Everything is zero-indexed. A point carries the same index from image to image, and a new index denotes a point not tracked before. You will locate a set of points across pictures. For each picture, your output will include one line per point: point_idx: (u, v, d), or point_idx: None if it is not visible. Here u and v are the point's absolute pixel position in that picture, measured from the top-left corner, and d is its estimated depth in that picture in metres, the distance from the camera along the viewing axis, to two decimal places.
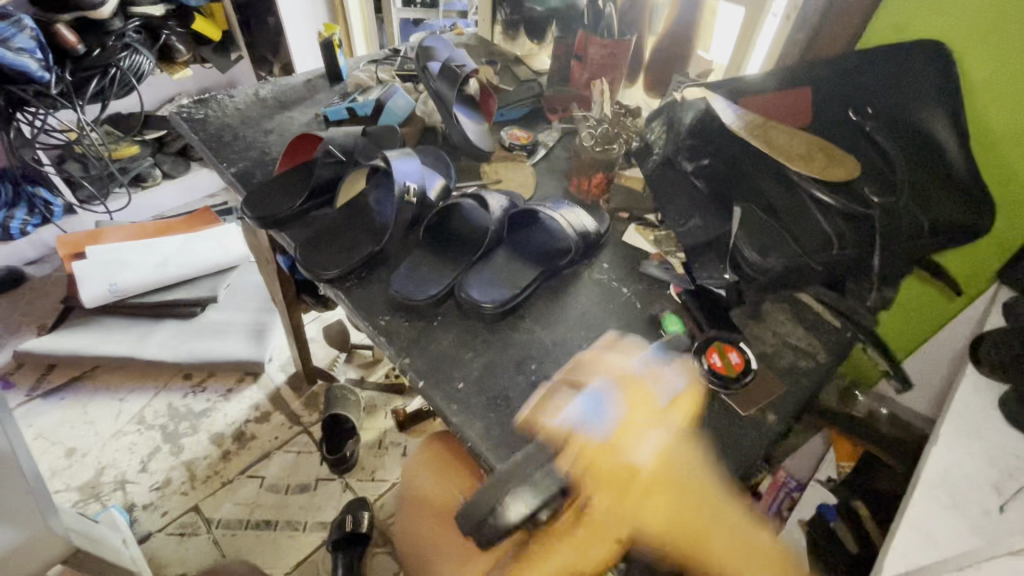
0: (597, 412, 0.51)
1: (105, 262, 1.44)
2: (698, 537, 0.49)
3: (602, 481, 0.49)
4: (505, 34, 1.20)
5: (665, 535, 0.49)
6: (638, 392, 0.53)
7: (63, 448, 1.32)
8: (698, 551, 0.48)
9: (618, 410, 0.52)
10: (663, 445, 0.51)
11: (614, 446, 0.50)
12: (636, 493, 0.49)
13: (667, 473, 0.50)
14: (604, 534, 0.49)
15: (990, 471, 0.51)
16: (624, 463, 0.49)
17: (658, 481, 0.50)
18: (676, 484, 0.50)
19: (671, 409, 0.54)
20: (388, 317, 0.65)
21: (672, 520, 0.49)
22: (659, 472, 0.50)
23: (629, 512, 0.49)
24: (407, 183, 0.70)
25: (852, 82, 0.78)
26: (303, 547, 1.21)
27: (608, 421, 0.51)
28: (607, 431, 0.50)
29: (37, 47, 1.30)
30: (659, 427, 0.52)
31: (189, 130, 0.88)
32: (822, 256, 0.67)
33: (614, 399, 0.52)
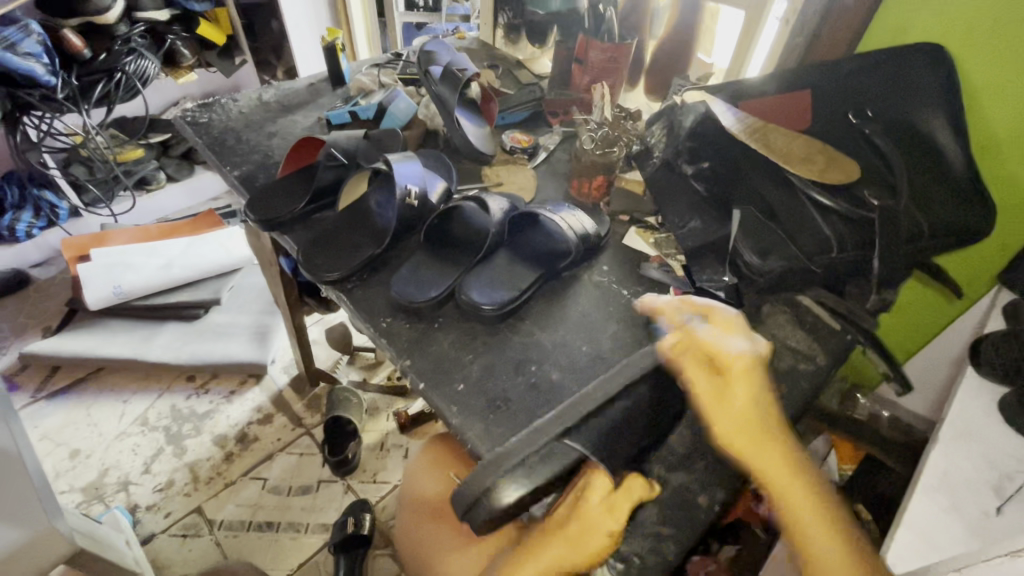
0: (703, 314, 0.57)
1: (110, 264, 1.45)
2: (767, 451, 0.50)
3: (695, 362, 0.53)
4: (506, 38, 1.21)
5: (738, 431, 0.51)
6: (734, 314, 0.58)
7: (67, 449, 1.33)
8: (765, 464, 0.49)
9: (719, 317, 0.56)
10: (752, 352, 0.54)
11: (717, 337, 0.54)
12: (722, 379, 0.52)
13: (756, 374, 0.53)
14: (597, 523, 0.48)
15: (990, 474, 0.51)
16: (716, 351, 0.53)
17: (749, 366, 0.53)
18: (754, 391, 0.52)
19: (756, 335, 0.57)
20: (389, 319, 0.66)
21: (749, 413, 0.51)
22: (751, 374, 0.53)
23: (709, 397, 0.52)
24: (408, 187, 0.71)
25: (850, 85, 0.78)
26: (305, 548, 1.22)
27: (711, 321, 0.56)
28: (711, 327, 0.55)
29: (43, 51, 1.33)
30: (747, 338, 0.55)
31: (193, 134, 0.89)
32: (821, 259, 0.67)
33: (719, 311, 0.57)
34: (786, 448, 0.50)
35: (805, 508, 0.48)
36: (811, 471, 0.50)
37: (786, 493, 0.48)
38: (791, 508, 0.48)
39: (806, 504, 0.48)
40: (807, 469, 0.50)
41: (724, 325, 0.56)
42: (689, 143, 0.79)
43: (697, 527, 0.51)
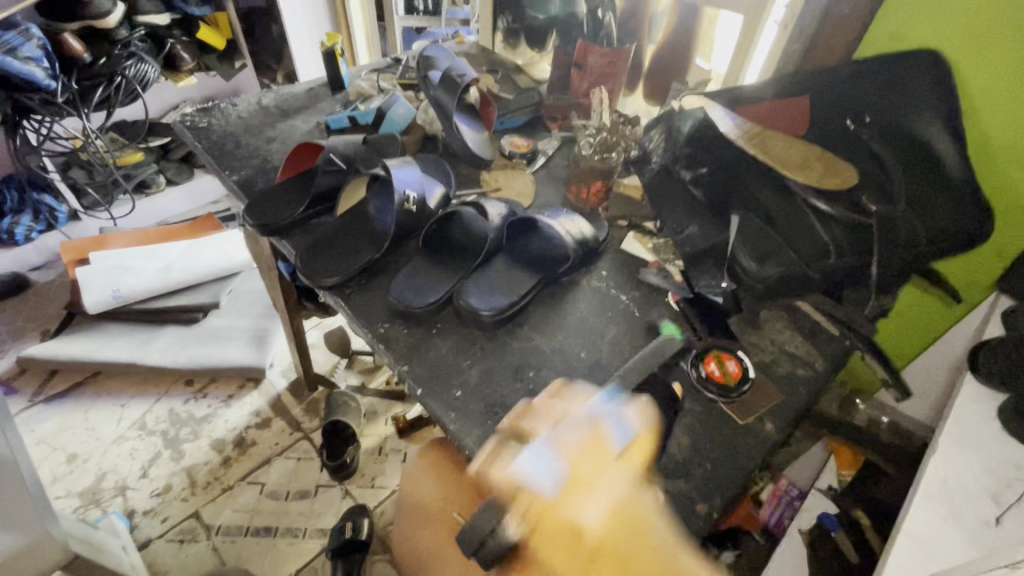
0: (547, 460, 0.44)
1: (108, 268, 1.45)
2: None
3: (552, 538, 0.43)
4: (506, 43, 1.22)
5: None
6: (593, 439, 0.45)
7: (64, 454, 1.32)
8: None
9: (566, 461, 0.44)
10: (616, 500, 0.44)
11: (563, 501, 0.43)
12: (584, 557, 0.42)
13: (623, 536, 0.43)
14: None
15: (988, 481, 0.51)
16: (570, 521, 0.43)
17: (610, 537, 0.43)
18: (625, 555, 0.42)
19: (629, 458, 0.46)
20: (387, 325, 0.65)
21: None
22: (616, 532, 0.43)
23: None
24: (407, 192, 0.71)
25: (852, 91, 0.78)
26: (303, 553, 1.21)
27: (558, 472, 0.44)
28: (558, 486, 0.43)
29: (43, 56, 1.33)
30: (611, 474, 0.45)
31: (193, 139, 0.89)
32: (820, 265, 0.66)
33: (565, 449, 0.45)
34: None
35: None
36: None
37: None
38: None
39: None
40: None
41: (578, 464, 0.44)
42: (687, 149, 0.78)
43: (696, 533, 0.51)
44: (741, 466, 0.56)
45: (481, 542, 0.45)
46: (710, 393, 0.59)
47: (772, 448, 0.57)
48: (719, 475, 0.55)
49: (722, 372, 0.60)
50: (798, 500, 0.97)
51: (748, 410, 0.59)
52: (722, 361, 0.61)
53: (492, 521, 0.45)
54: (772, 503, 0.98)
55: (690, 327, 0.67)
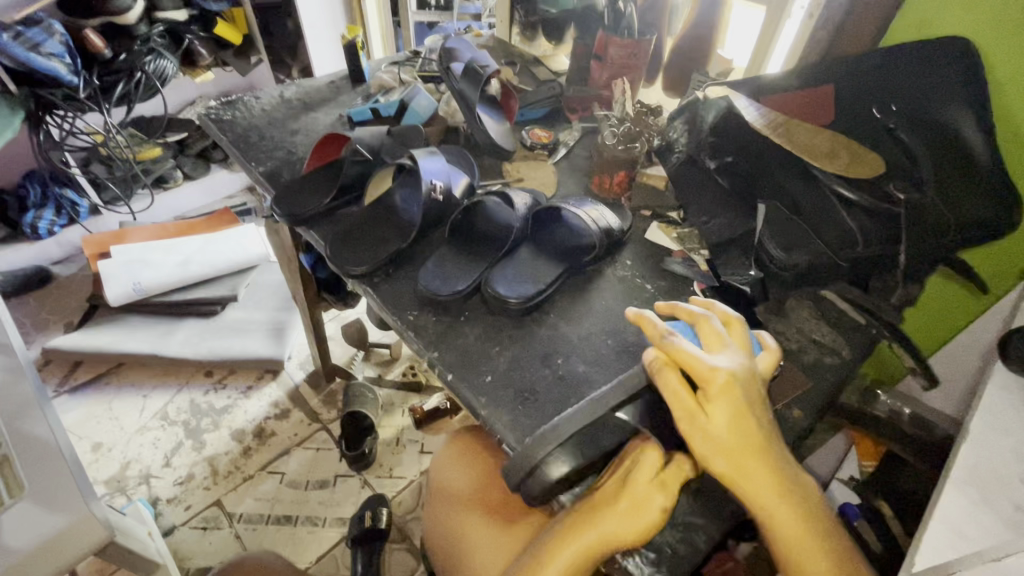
0: (688, 330, 0.52)
1: (130, 261, 1.48)
2: (760, 471, 0.45)
3: (678, 378, 0.48)
4: (523, 35, 1.21)
5: (727, 451, 0.46)
6: (728, 326, 0.54)
7: (90, 443, 1.35)
8: (753, 484, 0.45)
9: (703, 330, 0.53)
10: (739, 367, 0.49)
11: (698, 352, 0.49)
12: (710, 398, 0.47)
13: (742, 388, 0.48)
14: (647, 498, 0.46)
15: (1018, 466, 0.51)
16: (703, 366, 0.48)
17: (736, 390, 0.47)
18: (744, 402, 0.47)
19: (753, 354, 0.52)
20: (416, 312, 0.66)
21: (739, 425, 0.46)
22: (739, 389, 0.48)
23: (695, 417, 0.47)
24: (433, 182, 0.72)
25: (882, 80, 0.77)
26: (324, 541, 1.23)
27: (694, 337, 0.51)
28: (696, 341, 0.50)
29: (65, 51, 1.35)
30: (739, 354, 0.51)
31: (218, 132, 0.90)
32: (847, 253, 0.67)
33: (705, 326, 0.53)
34: (779, 461, 0.46)
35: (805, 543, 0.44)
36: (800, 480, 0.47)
37: (779, 522, 0.44)
38: (774, 525, 0.45)
39: (797, 528, 0.45)
40: (800, 481, 0.46)
41: (714, 341, 0.52)
42: (712, 139, 0.78)
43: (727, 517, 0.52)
44: None
45: (527, 474, 0.50)
46: None
47: (800, 436, 0.58)
48: None
49: None
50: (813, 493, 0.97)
51: (778, 396, 0.59)
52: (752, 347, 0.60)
53: (533, 456, 0.50)
54: None
55: None
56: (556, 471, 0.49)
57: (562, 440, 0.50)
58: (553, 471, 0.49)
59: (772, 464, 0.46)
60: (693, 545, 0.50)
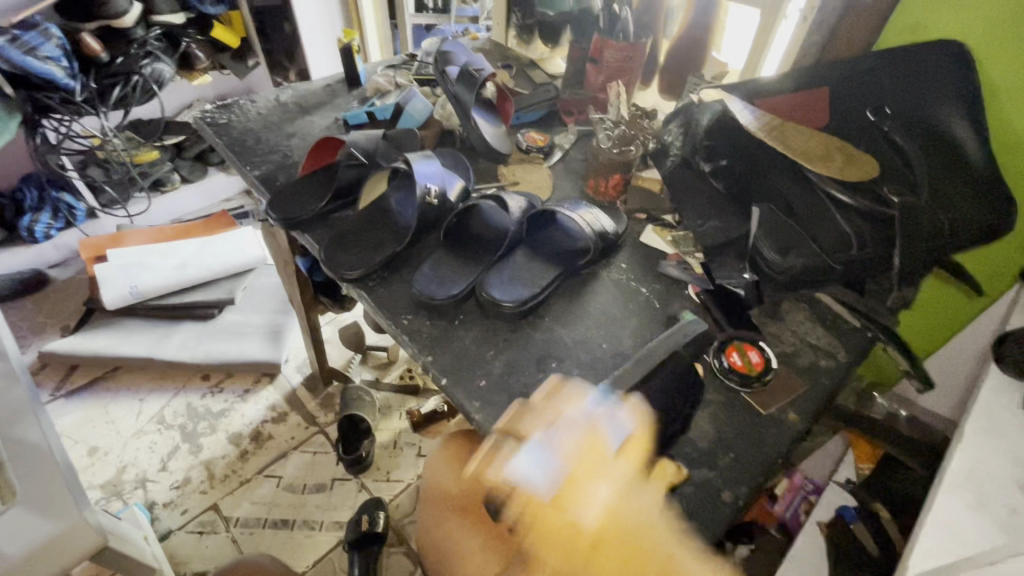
0: (545, 463, 0.48)
1: (127, 265, 1.47)
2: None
3: (541, 541, 0.46)
4: (519, 38, 1.22)
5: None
6: (588, 441, 0.49)
7: (86, 447, 1.35)
8: None
9: (563, 461, 0.48)
10: (610, 500, 0.46)
11: (558, 500, 0.46)
12: (581, 553, 0.45)
13: (612, 520, 0.46)
14: (639, 500, 0.49)
15: (1015, 470, 0.50)
16: (564, 522, 0.46)
17: (608, 528, 0.45)
18: (603, 547, 0.45)
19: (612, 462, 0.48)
20: (410, 316, 0.66)
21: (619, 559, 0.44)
22: (607, 532, 0.45)
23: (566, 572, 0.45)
24: (428, 186, 0.72)
25: (872, 85, 0.78)
26: (321, 545, 1.23)
27: (554, 475, 0.47)
28: (551, 488, 0.47)
29: (62, 55, 1.35)
30: (607, 479, 0.47)
31: (213, 135, 0.90)
32: (841, 256, 0.66)
33: (563, 451, 0.48)
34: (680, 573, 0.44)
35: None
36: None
37: None
38: None
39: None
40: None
41: (577, 467, 0.48)
42: (706, 142, 0.79)
43: (722, 522, 0.52)
44: (766, 458, 0.56)
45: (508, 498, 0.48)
46: (733, 384, 0.60)
47: (795, 440, 0.58)
48: (744, 463, 0.56)
49: (744, 362, 0.62)
50: (812, 495, 0.96)
51: (771, 400, 0.60)
52: (744, 352, 0.63)
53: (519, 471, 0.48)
54: (787, 498, 0.98)
55: (710, 317, 0.68)
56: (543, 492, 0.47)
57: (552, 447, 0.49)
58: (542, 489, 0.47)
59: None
60: None
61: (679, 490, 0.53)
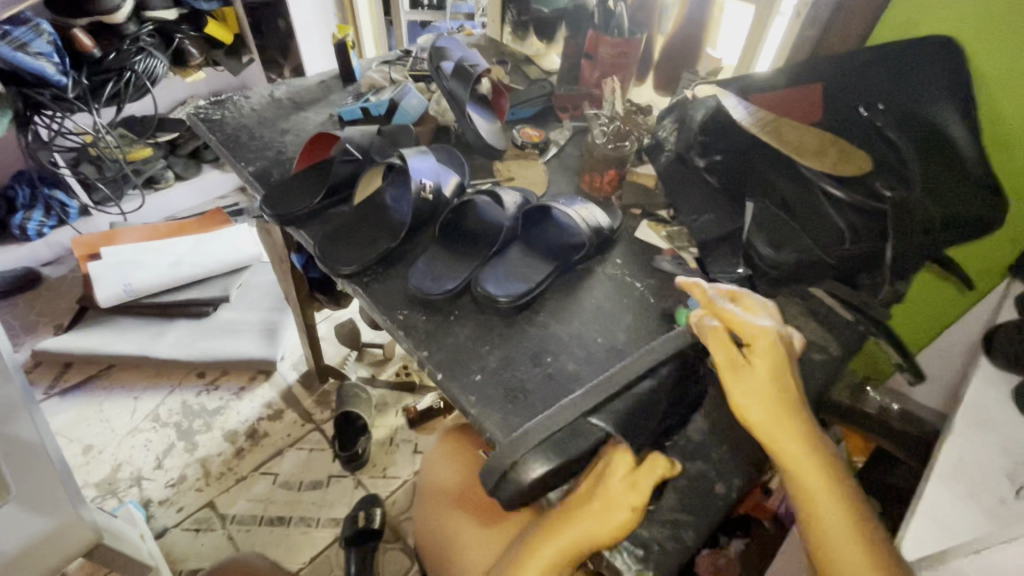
0: (734, 301, 0.56)
1: (121, 262, 1.47)
2: (788, 432, 0.48)
3: (723, 339, 0.51)
4: (514, 34, 1.22)
5: (760, 412, 0.48)
6: (771, 308, 0.56)
7: (80, 445, 1.34)
8: (791, 446, 0.47)
9: (752, 305, 0.55)
10: (784, 335, 0.52)
11: (749, 317, 0.52)
12: (753, 358, 0.50)
13: (784, 353, 0.50)
14: (619, 498, 0.46)
15: (1003, 461, 0.51)
16: (751, 328, 0.51)
17: (780, 354, 0.50)
18: (772, 370, 0.49)
19: (786, 324, 0.55)
20: (406, 312, 0.66)
21: (772, 386, 0.49)
22: (780, 352, 0.50)
23: (732, 370, 0.50)
24: (422, 182, 0.72)
25: (865, 80, 0.78)
26: (318, 542, 1.23)
27: (743, 305, 0.54)
28: (744, 309, 0.53)
29: (53, 51, 1.35)
30: (781, 325, 0.54)
31: (207, 131, 0.90)
32: (835, 250, 0.67)
33: (752, 300, 0.56)
34: (807, 426, 0.49)
35: (825, 500, 0.46)
36: (830, 453, 0.49)
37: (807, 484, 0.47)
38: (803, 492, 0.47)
39: (820, 487, 0.46)
40: (833, 458, 0.48)
41: (760, 311, 0.55)
42: (700, 137, 0.78)
43: (714, 514, 0.52)
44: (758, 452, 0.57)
45: (503, 476, 0.48)
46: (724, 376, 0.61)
47: None
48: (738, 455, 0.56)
49: None
50: None
51: None
52: None
53: (513, 454, 0.48)
54: None
55: None
56: (535, 473, 0.47)
57: (544, 435, 0.49)
58: (534, 472, 0.47)
59: (799, 424, 0.48)
60: (679, 539, 0.51)
61: (672, 481, 0.54)
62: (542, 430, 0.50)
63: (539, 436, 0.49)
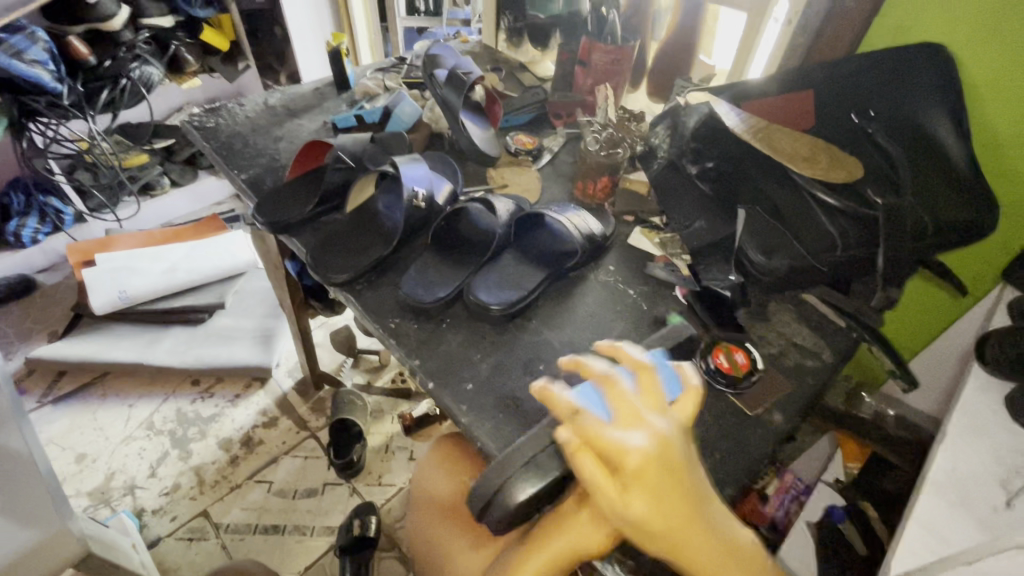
0: (601, 394, 0.44)
1: (114, 269, 1.46)
2: (689, 541, 0.41)
3: (594, 463, 0.41)
4: (509, 41, 1.22)
5: (660, 527, 0.40)
6: (645, 382, 0.44)
7: (74, 454, 1.33)
8: (692, 561, 0.41)
9: (615, 395, 0.43)
10: (664, 437, 0.41)
11: (615, 426, 0.41)
12: (628, 482, 0.40)
13: (666, 463, 0.40)
14: (605, 513, 0.46)
15: (996, 469, 0.50)
16: (618, 447, 0.40)
17: (652, 469, 0.40)
18: (657, 486, 0.40)
19: (674, 400, 0.44)
20: (398, 320, 0.66)
21: (659, 504, 0.40)
22: (654, 467, 0.40)
23: (618, 488, 0.40)
24: (416, 190, 0.72)
25: (857, 86, 0.78)
26: (312, 550, 1.22)
27: (610, 401, 0.43)
28: (611, 414, 0.42)
29: (49, 58, 1.35)
30: (657, 415, 0.42)
31: (201, 139, 0.90)
32: (827, 257, 0.67)
33: (614, 387, 0.43)
34: (707, 525, 0.42)
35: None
36: (737, 543, 0.44)
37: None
38: None
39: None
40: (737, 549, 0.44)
41: (636, 401, 0.43)
42: (694, 143, 0.79)
43: None
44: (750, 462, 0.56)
45: (489, 502, 0.48)
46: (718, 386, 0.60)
47: (779, 440, 0.58)
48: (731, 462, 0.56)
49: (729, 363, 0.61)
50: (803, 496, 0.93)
51: (757, 401, 0.60)
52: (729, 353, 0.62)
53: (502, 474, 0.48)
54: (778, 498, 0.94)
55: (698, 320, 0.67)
56: (524, 495, 0.46)
57: (529, 454, 0.48)
58: (523, 490, 0.47)
59: (696, 530, 0.41)
60: None
61: None
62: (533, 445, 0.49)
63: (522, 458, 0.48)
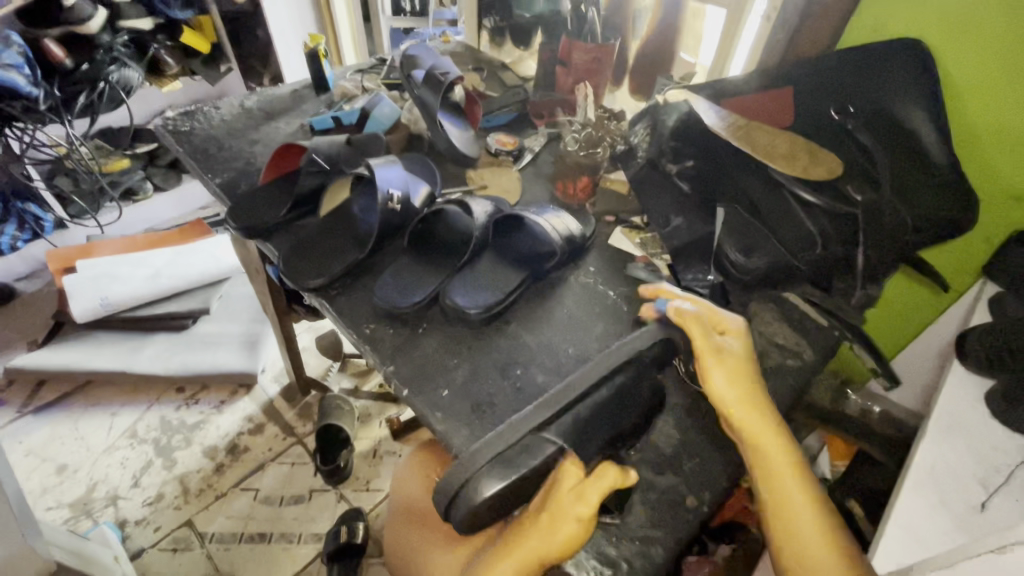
0: (699, 294, 0.61)
1: (96, 276, 1.44)
2: (758, 415, 0.51)
3: (702, 321, 0.55)
4: (492, 41, 1.21)
5: (736, 396, 0.52)
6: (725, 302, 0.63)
7: (54, 465, 1.31)
8: (760, 437, 0.50)
9: (715, 297, 0.60)
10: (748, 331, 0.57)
11: (716, 312, 0.57)
12: (729, 346, 0.54)
13: (751, 349, 0.56)
14: (565, 509, 0.46)
15: (976, 468, 0.50)
16: (717, 319, 0.56)
17: (742, 345, 0.55)
18: (738, 364, 0.53)
19: None
20: (373, 325, 0.65)
21: (742, 379, 0.53)
22: (746, 345, 0.55)
23: (714, 351, 0.53)
24: (391, 192, 0.70)
25: (837, 80, 0.77)
26: (299, 558, 1.20)
27: (711, 299, 0.59)
28: (711, 302, 0.59)
29: (24, 63, 1.32)
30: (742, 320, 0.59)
31: (174, 143, 0.88)
32: (807, 256, 0.67)
33: (714, 294, 0.61)
34: (770, 414, 0.51)
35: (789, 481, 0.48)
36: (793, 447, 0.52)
37: (779, 473, 0.48)
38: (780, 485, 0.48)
39: (780, 461, 0.49)
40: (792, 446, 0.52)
41: (721, 304, 0.60)
42: (673, 142, 0.78)
43: (687, 528, 0.51)
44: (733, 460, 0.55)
45: (455, 498, 0.47)
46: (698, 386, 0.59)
47: None
48: (711, 467, 0.55)
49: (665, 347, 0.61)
50: None
51: None
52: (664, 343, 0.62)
53: (466, 474, 0.47)
54: None
55: None
56: (488, 491, 0.46)
57: (494, 453, 0.48)
58: (487, 488, 0.46)
59: (766, 416, 0.51)
60: (649, 556, 0.50)
61: (642, 495, 0.53)
62: (499, 443, 0.48)
63: (488, 456, 0.48)
